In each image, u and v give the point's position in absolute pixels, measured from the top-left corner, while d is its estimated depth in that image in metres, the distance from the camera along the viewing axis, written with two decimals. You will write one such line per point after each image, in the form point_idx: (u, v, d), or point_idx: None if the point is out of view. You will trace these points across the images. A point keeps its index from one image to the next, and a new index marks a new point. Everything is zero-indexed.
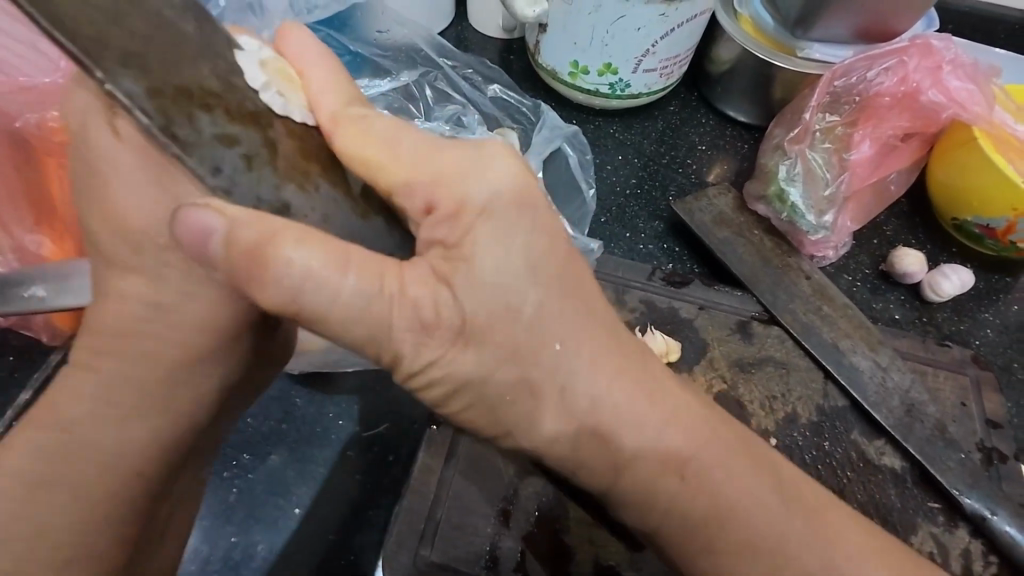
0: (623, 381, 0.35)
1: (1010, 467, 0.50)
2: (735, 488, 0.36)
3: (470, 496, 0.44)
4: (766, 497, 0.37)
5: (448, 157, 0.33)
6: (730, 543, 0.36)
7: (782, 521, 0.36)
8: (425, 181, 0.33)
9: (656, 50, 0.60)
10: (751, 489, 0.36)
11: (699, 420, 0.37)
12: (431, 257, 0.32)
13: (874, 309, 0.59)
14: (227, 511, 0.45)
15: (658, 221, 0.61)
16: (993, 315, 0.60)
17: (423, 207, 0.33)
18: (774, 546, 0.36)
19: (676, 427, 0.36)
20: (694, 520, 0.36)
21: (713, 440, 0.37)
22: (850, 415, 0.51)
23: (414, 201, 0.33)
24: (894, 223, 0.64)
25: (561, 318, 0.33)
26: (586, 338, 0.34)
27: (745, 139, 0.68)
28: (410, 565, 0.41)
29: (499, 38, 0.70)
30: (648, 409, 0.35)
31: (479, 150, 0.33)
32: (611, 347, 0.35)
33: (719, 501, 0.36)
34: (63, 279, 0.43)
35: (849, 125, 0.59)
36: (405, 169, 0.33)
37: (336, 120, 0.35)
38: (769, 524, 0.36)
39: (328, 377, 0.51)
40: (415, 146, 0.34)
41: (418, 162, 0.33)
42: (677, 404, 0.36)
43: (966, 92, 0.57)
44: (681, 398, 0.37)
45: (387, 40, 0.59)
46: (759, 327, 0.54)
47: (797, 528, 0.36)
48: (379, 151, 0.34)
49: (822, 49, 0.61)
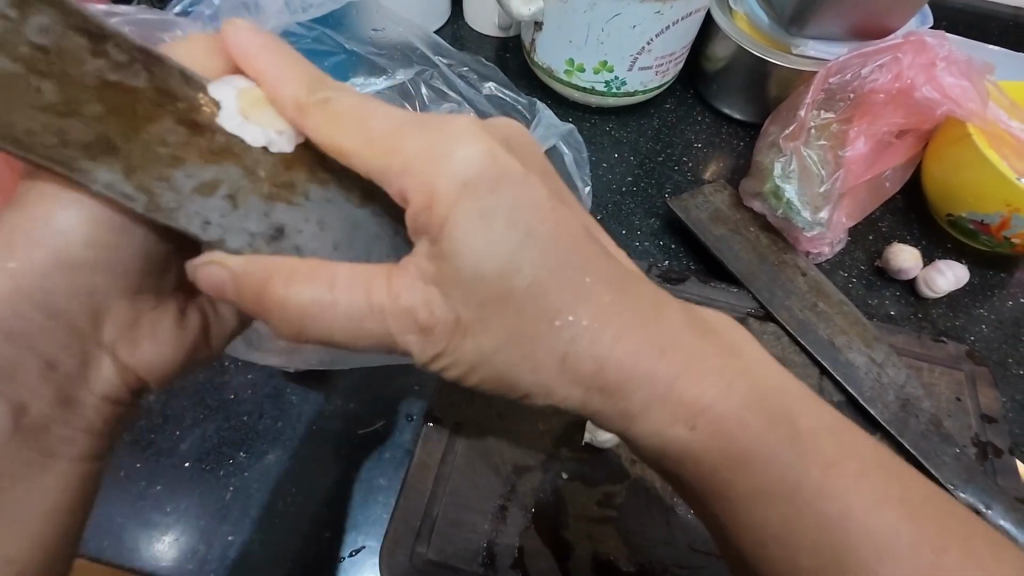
0: (632, 328, 0.32)
1: (1004, 461, 0.50)
2: (759, 441, 0.34)
3: (467, 493, 0.44)
4: (794, 449, 0.34)
5: (411, 144, 0.32)
6: (758, 497, 0.34)
7: (815, 474, 0.33)
8: (394, 174, 0.32)
9: (651, 48, 0.60)
10: (778, 444, 0.34)
11: (715, 363, 0.34)
12: (423, 248, 0.31)
13: (869, 305, 0.59)
14: (223, 510, 0.45)
15: (654, 219, 0.61)
16: (987, 310, 0.60)
17: (399, 196, 0.33)
18: (809, 500, 0.33)
19: (686, 376, 0.33)
20: (716, 477, 0.34)
21: (731, 386, 0.34)
22: (846, 410, 0.51)
23: (390, 192, 0.33)
24: (890, 219, 0.64)
25: (555, 268, 0.31)
26: (582, 283, 0.32)
27: (741, 136, 0.68)
28: (407, 563, 0.41)
29: (495, 36, 0.70)
30: (659, 361, 0.33)
31: (444, 126, 0.32)
32: (612, 292, 0.32)
33: (743, 455, 0.33)
34: None
35: (844, 122, 0.59)
36: (371, 163, 0.33)
37: (296, 112, 0.34)
38: (800, 474, 0.33)
39: (325, 376, 0.51)
40: (376, 133, 0.33)
41: (383, 152, 0.32)
42: (690, 353, 0.34)
43: (959, 89, 0.58)
44: (696, 343, 0.34)
45: (382, 38, 0.59)
46: (755, 323, 0.54)
47: (833, 479, 0.33)
48: (344, 142, 0.33)
49: (817, 47, 0.61)
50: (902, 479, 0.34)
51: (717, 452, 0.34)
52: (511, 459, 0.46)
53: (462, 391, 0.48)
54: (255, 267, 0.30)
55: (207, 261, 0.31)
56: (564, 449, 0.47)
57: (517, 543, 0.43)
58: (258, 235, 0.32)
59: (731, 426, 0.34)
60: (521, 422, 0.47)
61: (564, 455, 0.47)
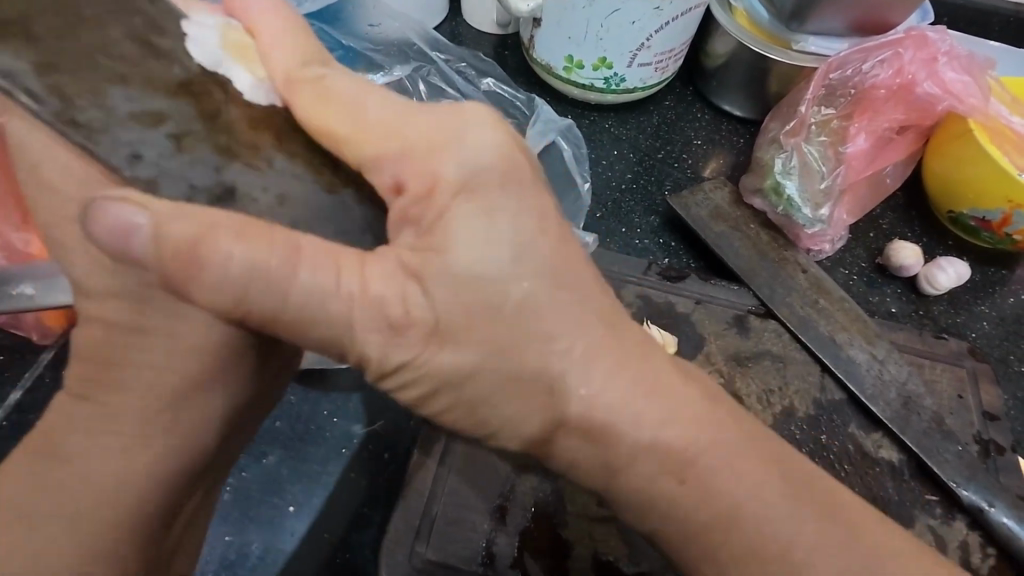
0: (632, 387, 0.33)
1: (1007, 458, 0.50)
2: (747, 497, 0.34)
3: (466, 493, 0.44)
4: (782, 512, 0.34)
5: (415, 129, 0.32)
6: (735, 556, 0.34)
7: (796, 534, 0.34)
8: (392, 156, 0.32)
9: (651, 44, 0.60)
10: (768, 499, 0.34)
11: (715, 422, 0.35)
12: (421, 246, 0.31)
13: (870, 302, 0.59)
14: (220, 511, 0.45)
15: (654, 216, 0.61)
16: (989, 307, 0.60)
17: (392, 183, 0.32)
18: (785, 563, 0.34)
19: (682, 427, 0.34)
20: (707, 527, 0.34)
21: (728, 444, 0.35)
22: (847, 408, 0.51)
23: (383, 175, 0.32)
24: (891, 216, 0.64)
25: (557, 307, 0.32)
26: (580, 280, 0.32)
27: (741, 133, 0.68)
28: (405, 563, 0.41)
29: (493, 33, 0.69)
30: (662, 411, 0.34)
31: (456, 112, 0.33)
32: (617, 348, 0.33)
33: (733, 506, 0.34)
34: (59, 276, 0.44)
35: (844, 118, 0.59)
36: (367, 143, 0.32)
37: (291, 84, 0.34)
38: (780, 535, 0.34)
39: (323, 375, 0.50)
40: (377, 115, 0.33)
41: (383, 133, 0.33)
42: (691, 412, 0.34)
43: (960, 84, 0.57)
44: (695, 399, 0.35)
45: (379, 34, 0.58)
46: (756, 321, 0.54)
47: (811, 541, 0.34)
48: (336, 121, 0.33)
49: (817, 42, 0.61)
50: (876, 529, 0.36)
51: (707, 506, 0.34)
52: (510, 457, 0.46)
53: None
54: (181, 218, 0.28)
55: (120, 203, 0.28)
56: None
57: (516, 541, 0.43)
58: (200, 190, 0.30)
59: (724, 482, 0.34)
60: None
61: None
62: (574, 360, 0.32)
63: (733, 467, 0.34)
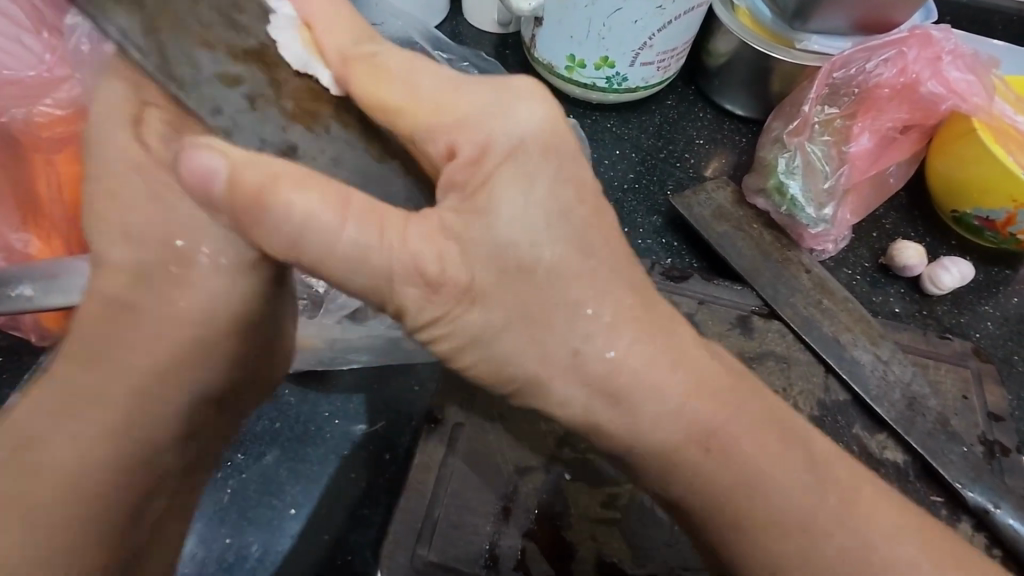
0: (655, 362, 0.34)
1: (1011, 460, 0.49)
2: (767, 465, 0.35)
3: (468, 495, 0.44)
4: (799, 478, 0.35)
5: (471, 100, 0.33)
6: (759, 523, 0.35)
7: (813, 502, 0.35)
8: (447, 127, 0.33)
9: (653, 43, 0.59)
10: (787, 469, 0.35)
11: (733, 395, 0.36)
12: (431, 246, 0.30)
13: (873, 302, 0.58)
14: (220, 513, 0.45)
15: (656, 216, 0.61)
16: (992, 307, 0.60)
17: (446, 149, 0.33)
18: (805, 529, 0.35)
19: (700, 397, 0.34)
20: (729, 500, 0.35)
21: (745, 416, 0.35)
22: (852, 409, 0.50)
23: (437, 146, 0.33)
24: (894, 216, 0.64)
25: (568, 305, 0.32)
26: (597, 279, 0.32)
27: (743, 133, 0.67)
28: (407, 565, 0.41)
29: (494, 31, 0.69)
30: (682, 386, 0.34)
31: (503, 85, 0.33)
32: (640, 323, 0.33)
33: (755, 476, 0.35)
34: (60, 278, 0.43)
35: (847, 118, 0.59)
36: (426, 116, 0.34)
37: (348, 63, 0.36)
38: (798, 500, 0.35)
39: (324, 376, 0.50)
40: (436, 87, 0.34)
41: (439, 107, 0.33)
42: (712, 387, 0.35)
43: (965, 83, 0.57)
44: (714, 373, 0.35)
45: (380, 33, 0.58)
46: (759, 321, 0.53)
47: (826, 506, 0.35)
48: (396, 98, 0.34)
49: (820, 41, 0.61)
50: (895, 510, 0.36)
51: (729, 478, 0.35)
52: (513, 459, 0.45)
53: (463, 390, 0.47)
54: (257, 169, 0.30)
55: (205, 150, 0.31)
56: (566, 450, 0.46)
57: (519, 543, 0.43)
58: (269, 146, 0.33)
59: (744, 455, 0.35)
60: (523, 423, 0.47)
61: (567, 456, 0.46)
62: (595, 340, 0.33)
63: (752, 436, 0.35)
